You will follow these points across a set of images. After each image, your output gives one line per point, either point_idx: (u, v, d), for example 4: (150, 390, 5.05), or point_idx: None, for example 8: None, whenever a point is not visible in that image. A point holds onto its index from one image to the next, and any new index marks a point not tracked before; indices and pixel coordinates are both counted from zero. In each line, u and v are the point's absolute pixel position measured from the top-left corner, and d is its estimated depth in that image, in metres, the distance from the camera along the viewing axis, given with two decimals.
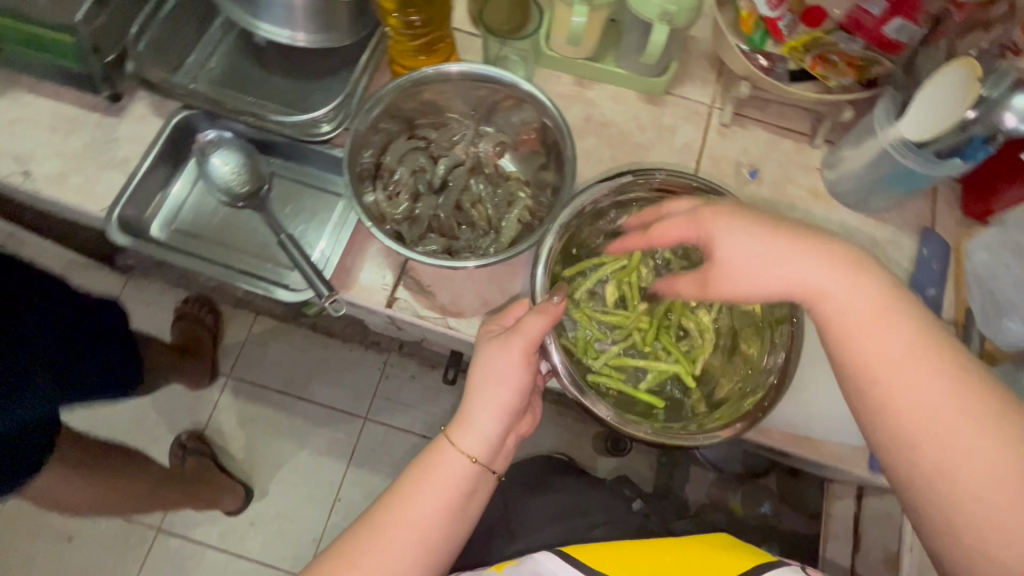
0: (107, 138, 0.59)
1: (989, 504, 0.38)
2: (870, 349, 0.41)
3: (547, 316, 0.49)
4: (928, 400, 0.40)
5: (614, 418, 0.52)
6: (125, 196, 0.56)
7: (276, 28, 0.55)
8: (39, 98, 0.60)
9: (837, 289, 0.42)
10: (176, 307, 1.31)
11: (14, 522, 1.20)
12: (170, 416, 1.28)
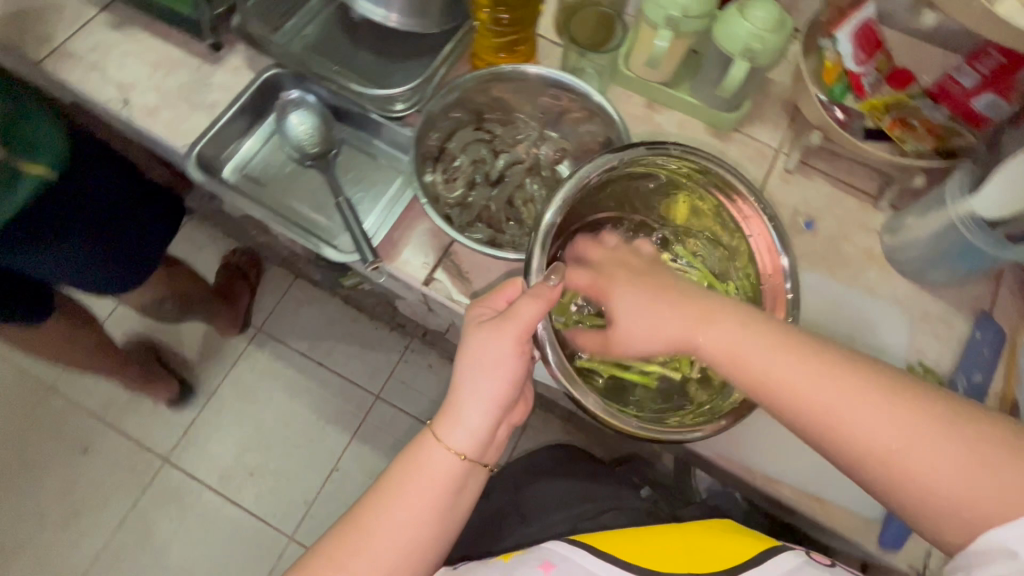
0: (201, 82, 0.63)
1: (935, 466, 0.38)
2: (762, 374, 0.44)
3: (541, 301, 0.50)
4: (837, 407, 0.41)
5: (603, 412, 0.52)
6: (208, 136, 0.60)
7: (373, 6, 0.59)
8: (151, 37, 0.65)
9: (710, 326, 0.46)
10: (225, 256, 1.38)
11: (41, 424, 1.27)
12: (198, 355, 1.34)
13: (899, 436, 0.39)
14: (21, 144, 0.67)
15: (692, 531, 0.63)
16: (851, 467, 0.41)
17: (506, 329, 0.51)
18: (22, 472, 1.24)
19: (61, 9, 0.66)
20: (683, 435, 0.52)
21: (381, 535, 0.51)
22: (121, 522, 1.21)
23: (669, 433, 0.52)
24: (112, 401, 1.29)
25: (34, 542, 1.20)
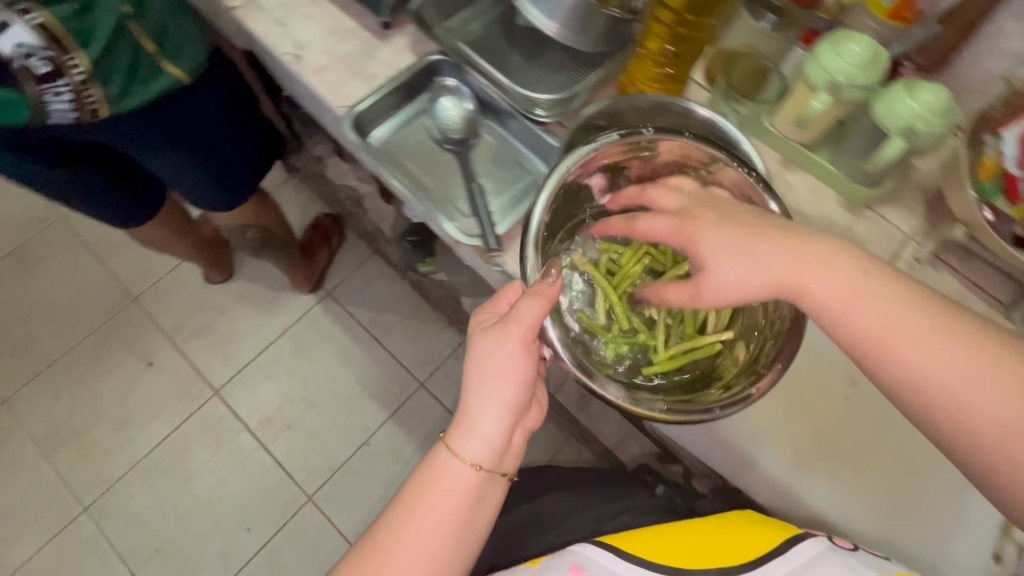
0: (367, 54, 0.68)
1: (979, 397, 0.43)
2: (840, 298, 0.47)
3: (540, 299, 0.53)
4: (950, 364, 0.44)
5: (623, 400, 0.53)
6: (367, 101, 0.64)
7: (539, 14, 0.64)
8: (332, 5, 0.71)
9: (822, 276, 0.48)
10: (315, 218, 1.46)
11: (116, 330, 1.36)
12: (268, 303, 1.41)
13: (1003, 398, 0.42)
14: (173, 52, 0.77)
15: (713, 527, 0.63)
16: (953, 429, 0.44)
17: (510, 334, 0.54)
18: (89, 369, 1.32)
19: None
20: (698, 416, 0.54)
21: (401, 553, 0.53)
22: (161, 440, 1.27)
23: (694, 416, 0.53)
24: (182, 326, 1.37)
25: (81, 438, 1.27)
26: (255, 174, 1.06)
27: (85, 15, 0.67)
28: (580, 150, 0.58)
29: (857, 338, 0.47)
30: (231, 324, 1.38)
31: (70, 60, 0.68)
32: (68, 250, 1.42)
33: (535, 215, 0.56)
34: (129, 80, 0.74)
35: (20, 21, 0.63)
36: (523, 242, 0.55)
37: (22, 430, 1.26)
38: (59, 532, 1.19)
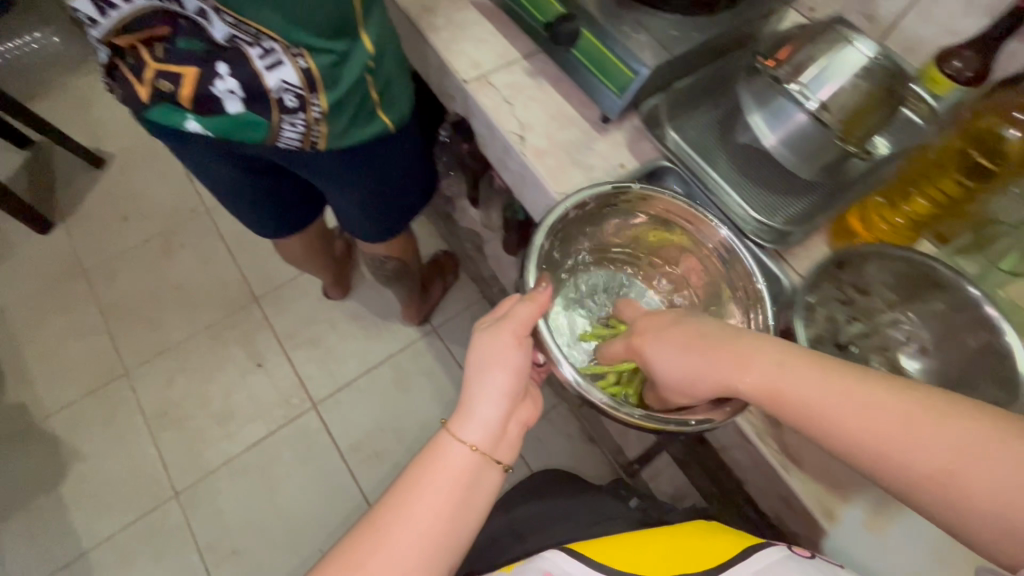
0: (586, 144, 0.71)
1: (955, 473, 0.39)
2: (794, 405, 0.46)
3: (535, 304, 0.61)
4: (890, 436, 0.42)
5: (609, 404, 0.57)
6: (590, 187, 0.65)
7: (764, 127, 0.63)
8: (556, 92, 0.74)
9: (742, 364, 0.49)
10: (434, 254, 1.51)
11: (234, 326, 1.42)
12: (376, 327, 1.44)
13: (946, 461, 0.39)
14: (389, 101, 0.75)
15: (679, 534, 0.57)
16: (922, 505, 0.41)
17: (507, 327, 0.60)
18: (203, 359, 1.38)
19: (495, 45, 0.77)
20: (666, 425, 0.56)
21: (399, 531, 0.50)
22: (256, 442, 1.31)
23: (672, 425, 0.56)
24: (293, 334, 1.42)
25: (184, 423, 1.32)
26: (417, 206, 1.03)
27: (340, 63, 0.64)
28: (579, 193, 0.63)
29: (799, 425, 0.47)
30: (338, 340, 1.42)
31: (315, 101, 0.65)
32: (206, 242, 1.52)
33: (536, 243, 0.64)
34: (352, 121, 0.71)
35: (290, 61, 0.61)
36: (524, 258, 0.64)
37: (134, 406, 1.33)
38: (147, 512, 1.24)
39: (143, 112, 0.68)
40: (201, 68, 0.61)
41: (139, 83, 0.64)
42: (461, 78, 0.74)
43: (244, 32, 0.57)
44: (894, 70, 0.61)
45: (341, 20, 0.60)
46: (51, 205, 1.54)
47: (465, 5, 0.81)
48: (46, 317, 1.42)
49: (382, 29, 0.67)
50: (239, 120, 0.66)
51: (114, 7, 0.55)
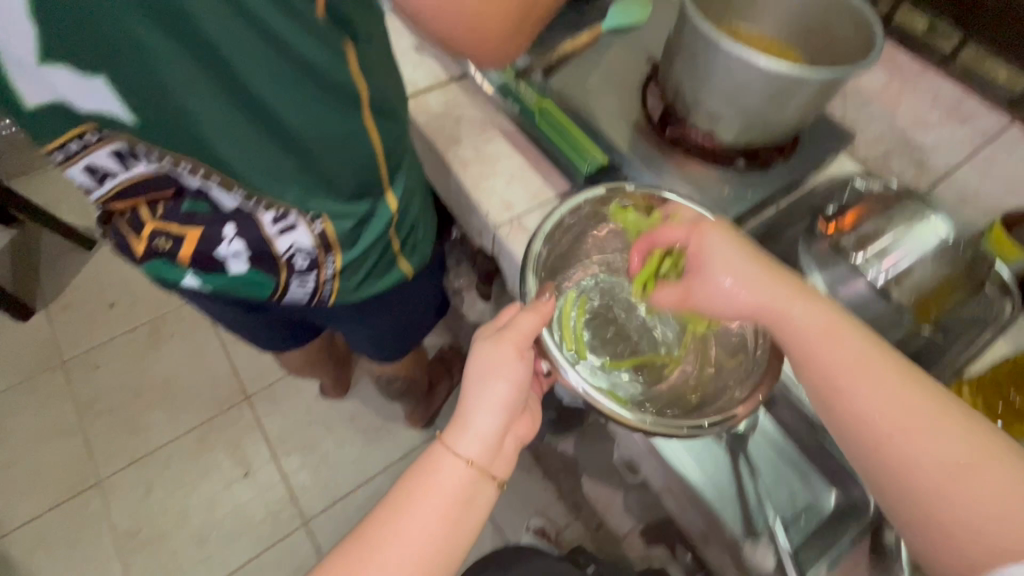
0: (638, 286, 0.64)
1: (957, 487, 0.40)
2: (831, 362, 0.46)
3: (537, 314, 0.54)
4: (910, 427, 0.42)
5: (615, 411, 0.51)
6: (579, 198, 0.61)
7: (824, 278, 0.57)
8: None
9: (793, 309, 0.47)
10: (441, 348, 1.43)
11: (223, 428, 1.32)
12: (376, 429, 1.34)
13: (954, 450, 0.41)
14: (411, 247, 0.68)
15: None
16: (904, 498, 0.42)
17: (507, 337, 0.53)
18: (186, 466, 1.27)
19: (527, 182, 0.73)
20: (677, 430, 0.50)
21: (394, 547, 0.47)
22: (238, 567, 1.18)
23: (684, 429, 0.51)
24: (286, 438, 1.32)
25: (160, 544, 1.19)
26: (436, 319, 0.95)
27: (361, 223, 0.57)
28: (575, 198, 0.61)
29: (818, 379, 0.46)
30: (335, 445, 1.32)
31: (330, 262, 0.58)
32: (198, 333, 1.44)
33: (533, 250, 0.59)
34: (368, 274, 0.64)
35: (305, 225, 0.53)
36: (525, 263, 0.59)
37: (105, 521, 1.20)
38: None
39: (135, 266, 0.57)
40: (206, 228, 0.52)
41: (137, 236, 0.53)
42: (493, 222, 0.70)
43: (254, 202, 0.50)
44: (971, 255, 0.57)
45: (364, 183, 0.54)
46: (35, 290, 1.46)
47: (494, 135, 0.77)
48: (16, 417, 1.31)
49: (412, 175, 0.61)
50: (244, 277, 0.57)
51: (110, 175, 0.46)
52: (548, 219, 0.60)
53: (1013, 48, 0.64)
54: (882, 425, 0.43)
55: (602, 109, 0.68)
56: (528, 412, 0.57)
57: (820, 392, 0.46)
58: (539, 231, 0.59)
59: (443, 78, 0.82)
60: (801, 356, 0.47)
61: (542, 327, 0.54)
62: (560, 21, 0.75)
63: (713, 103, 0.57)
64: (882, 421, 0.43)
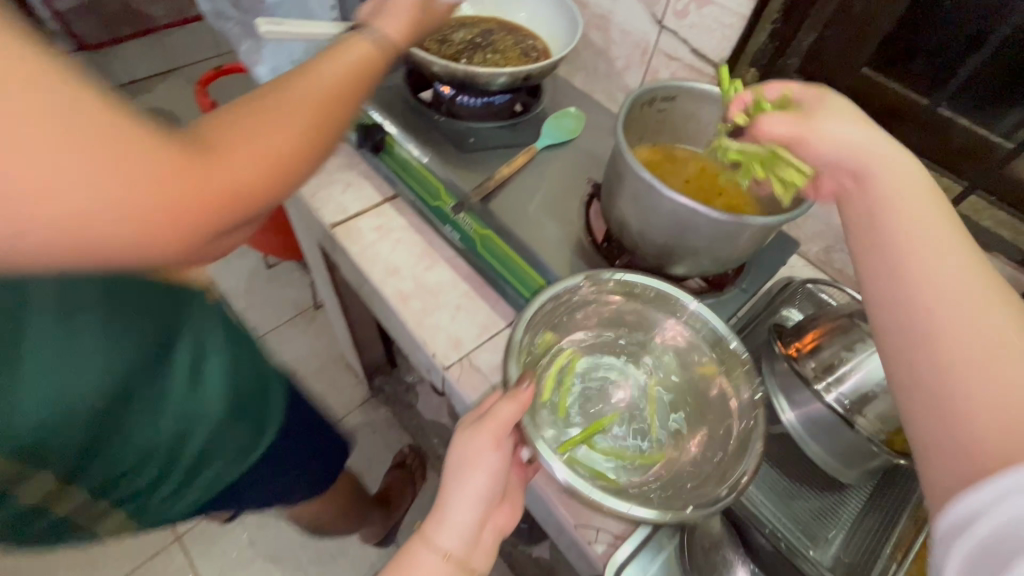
0: (609, 381, 0.62)
1: (984, 369, 0.34)
2: (903, 224, 0.41)
3: (517, 402, 0.50)
4: (969, 307, 0.36)
5: (614, 505, 0.47)
6: (558, 286, 0.57)
7: (785, 404, 0.59)
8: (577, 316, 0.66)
9: (892, 176, 0.43)
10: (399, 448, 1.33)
11: None
12: (330, 553, 1.21)
13: (1000, 320, 0.35)
14: (150, 513, 0.61)
15: None
16: (918, 368, 0.37)
17: (486, 427, 0.50)
18: None
19: (474, 312, 0.68)
20: (655, 518, 0.47)
21: None
22: None
23: (669, 515, 0.48)
24: None
25: None
26: (312, 489, 0.86)
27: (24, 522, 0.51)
28: (553, 287, 0.57)
29: (881, 233, 0.42)
30: None
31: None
32: None
33: (515, 339, 0.55)
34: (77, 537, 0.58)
35: None
36: (507, 350, 0.54)
37: None
38: None
39: None
40: None
41: None
42: (440, 365, 0.63)
43: None
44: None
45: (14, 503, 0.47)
46: None
47: (434, 261, 0.72)
48: None
49: (173, 424, 0.54)
50: None
51: None
52: (533, 310, 0.56)
53: (932, 156, 0.65)
54: (928, 281, 0.38)
55: (544, 235, 0.65)
56: (507, 499, 0.55)
57: (886, 232, 0.42)
58: (522, 317, 0.55)
59: (377, 198, 0.78)
60: (876, 223, 0.43)
61: (522, 414, 0.51)
62: (493, 141, 0.74)
63: (660, 244, 0.55)
64: (933, 273, 0.38)
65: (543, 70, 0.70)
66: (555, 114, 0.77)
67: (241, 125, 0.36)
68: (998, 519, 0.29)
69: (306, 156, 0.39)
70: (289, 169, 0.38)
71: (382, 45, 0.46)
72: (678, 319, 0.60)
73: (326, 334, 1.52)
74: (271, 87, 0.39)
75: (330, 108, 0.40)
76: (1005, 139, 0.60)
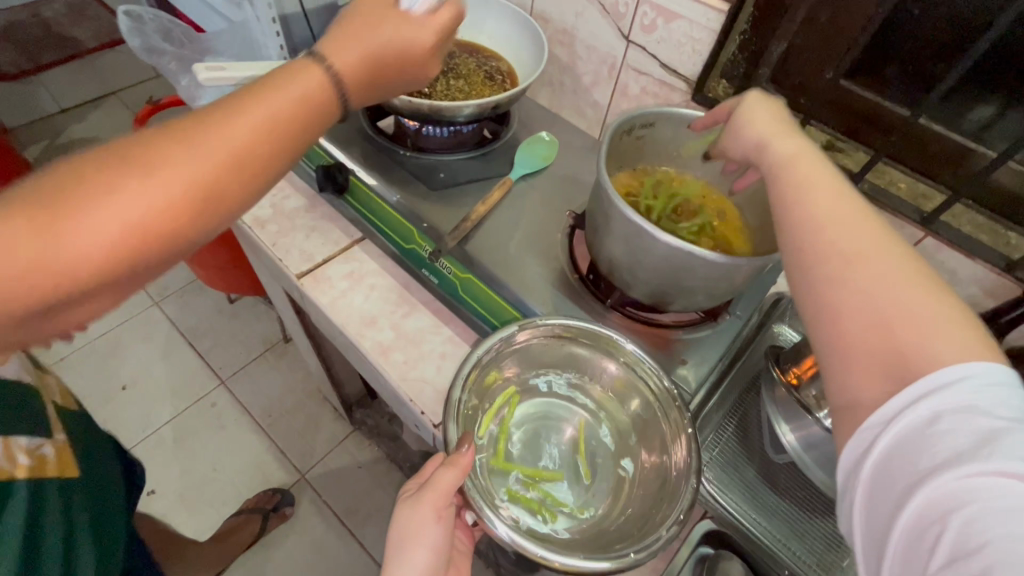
0: (555, 419, 0.60)
1: (868, 306, 0.35)
2: (799, 177, 0.42)
3: (457, 468, 0.47)
4: (856, 252, 0.37)
5: (555, 556, 0.44)
6: (489, 339, 0.54)
7: (787, 429, 0.56)
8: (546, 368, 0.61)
9: (787, 140, 0.44)
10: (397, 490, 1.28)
11: None
12: None
13: (881, 264, 0.36)
14: None
15: None
16: (813, 314, 0.38)
17: (427, 497, 0.47)
18: None
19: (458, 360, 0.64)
20: (600, 567, 0.45)
21: None
22: None
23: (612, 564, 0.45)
24: None
25: None
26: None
27: None
28: (490, 338, 0.54)
29: (775, 194, 0.43)
30: None
31: None
32: None
33: (456, 397, 0.51)
34: None
35: None
36: (445, 410, 0.51)
37: None
38: None
39: None
40: None
41: None
42: (430, 424, 0.59)
43: None
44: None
45: None
46: None
47: (412, 306, 0.67)
48: None
49: None
50: None
51: None
52: (469, 363, 0.53)
53: (914, 164, 0.65)
54: (815, 228, 0.39)
55: (525, 275, 0.62)
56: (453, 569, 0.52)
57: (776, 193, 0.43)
58: (460, 371, 0.52)
59: (344, 241, 0.72)
60: (774, 182, 0.44)
61: (464, 479, 0.48)
62: (464, 174, 0.70)
63: (652, 284, 0.53)
64: (820, 220, 0.39)
65: (511, 99, 0.67)
66: (528, 139, 0.74)
67: (94, 202, 0.33)
68: (892, 437, 0.32)
69: (175, 228, 0.36)
70: (149, 247, 0.35)
71: (302, 103, 0.40)
72: (617, 362, 0.57)
73: (299, 368, 1.45)
74: (158, 133, 0.36)
75: (207, 186, 0.36)
76: (982, 146, 0.60)
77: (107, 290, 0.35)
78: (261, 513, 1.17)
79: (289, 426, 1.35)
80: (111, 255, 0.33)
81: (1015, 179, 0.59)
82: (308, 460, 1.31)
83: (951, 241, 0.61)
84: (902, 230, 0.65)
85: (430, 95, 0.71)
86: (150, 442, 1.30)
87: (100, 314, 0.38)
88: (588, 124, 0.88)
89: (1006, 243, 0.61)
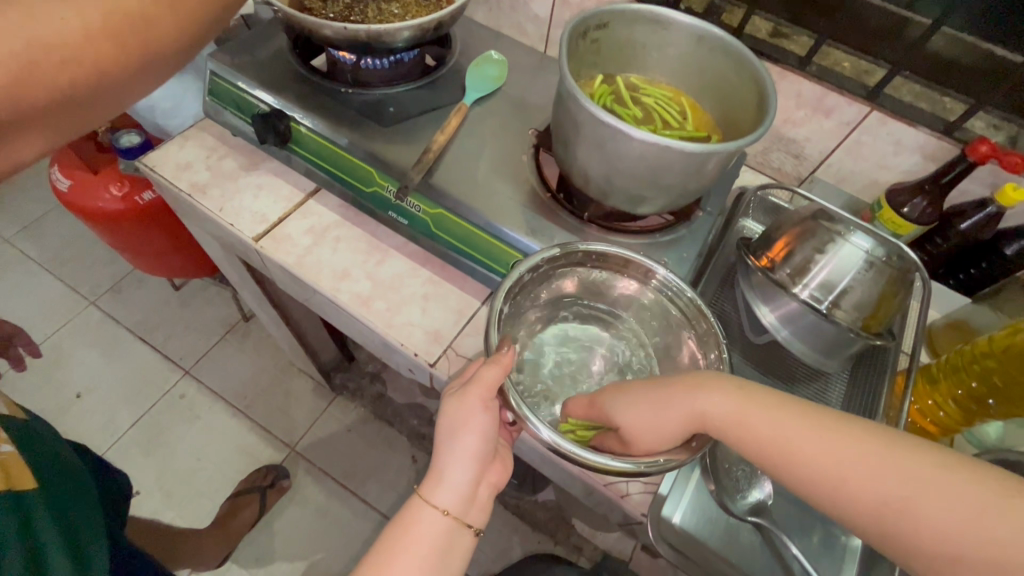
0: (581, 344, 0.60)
1: (953, 538, 0.33)
2: (771, 442, 0.41)
3: (500, 365, 0.47)
4: (885, 488, 0.36)
5: (583, 451, 0.45)
6: (528, 261, 0.53)
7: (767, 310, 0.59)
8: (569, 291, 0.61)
9: (713, 399, 0.44)
10: (392, 442, 1.30)
11: None
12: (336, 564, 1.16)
13: (959, 496, 0.34)
14: None
15: None
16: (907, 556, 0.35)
17: (472, 392, 0.47)
18: None
19: (445, 299, 0.63)
20: (643, 470, 0.45)
21: None
22: None
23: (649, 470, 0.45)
24: None
25: None
26: None
27: None
28: (535, 257, 0.53)
29: (761, 458, 0.41)
30: None
31: None
32: None
33: (496, 310, 0.51)
34: None
35: None
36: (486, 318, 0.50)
37: None
38: None
39: None
40: None
41: None
42: (426, 365, 0.58)
43: None
44: (899, 264, 0.57)
45: None
46: None
47: (385, 253, 0.65)
48: None
49: None
50: None
51: None
52: (508, 278, 0.52)
53: (857, 42, 0.66)
54: (835, 485, 0.38)
55: (496, 198, 0.60)
56: (498, 457, 0.52)
57: (767, 461, 0.41)
58: (501, 287, 0.51)
59: (297, 197, 0.68)
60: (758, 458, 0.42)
61: (508, 377, 0.48)
62: (415, 106, 0.66)
63: (629, 188, 0.52)
64: (834, 479, 0.38)
65: (453, 16, 0.62)
66: (475, 62, 0.71)
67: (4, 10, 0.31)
68: None
69: (99, 57, 0.36)
70: (61, 72, 0.34)
71: None
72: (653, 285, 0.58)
73: (265, 344, 1.40)
74: None
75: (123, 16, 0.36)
76: (916, 14, 0.61)
77: (37, 117, 0.35)
78: (256, 488, 1.16)
79: (267, 403, 1.32)
80: (24, 68, 0.33)
81: (950, 44, 0.61)
82: (295, 432, 1.29)
83: (894, 112, 0.64)
84: (848, 107, 0.67)
85: (362, 22, 0.66)
86: (119, 446, 1.24)
87: (31, 159, 0.38)
88: (531, 41, 0.84)
89: (942, 107, 0.63)
